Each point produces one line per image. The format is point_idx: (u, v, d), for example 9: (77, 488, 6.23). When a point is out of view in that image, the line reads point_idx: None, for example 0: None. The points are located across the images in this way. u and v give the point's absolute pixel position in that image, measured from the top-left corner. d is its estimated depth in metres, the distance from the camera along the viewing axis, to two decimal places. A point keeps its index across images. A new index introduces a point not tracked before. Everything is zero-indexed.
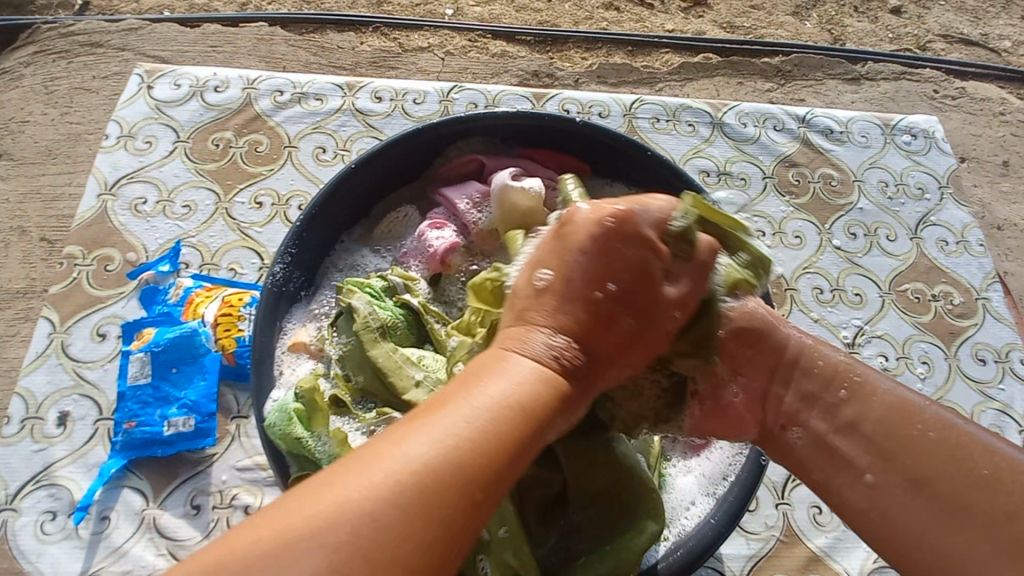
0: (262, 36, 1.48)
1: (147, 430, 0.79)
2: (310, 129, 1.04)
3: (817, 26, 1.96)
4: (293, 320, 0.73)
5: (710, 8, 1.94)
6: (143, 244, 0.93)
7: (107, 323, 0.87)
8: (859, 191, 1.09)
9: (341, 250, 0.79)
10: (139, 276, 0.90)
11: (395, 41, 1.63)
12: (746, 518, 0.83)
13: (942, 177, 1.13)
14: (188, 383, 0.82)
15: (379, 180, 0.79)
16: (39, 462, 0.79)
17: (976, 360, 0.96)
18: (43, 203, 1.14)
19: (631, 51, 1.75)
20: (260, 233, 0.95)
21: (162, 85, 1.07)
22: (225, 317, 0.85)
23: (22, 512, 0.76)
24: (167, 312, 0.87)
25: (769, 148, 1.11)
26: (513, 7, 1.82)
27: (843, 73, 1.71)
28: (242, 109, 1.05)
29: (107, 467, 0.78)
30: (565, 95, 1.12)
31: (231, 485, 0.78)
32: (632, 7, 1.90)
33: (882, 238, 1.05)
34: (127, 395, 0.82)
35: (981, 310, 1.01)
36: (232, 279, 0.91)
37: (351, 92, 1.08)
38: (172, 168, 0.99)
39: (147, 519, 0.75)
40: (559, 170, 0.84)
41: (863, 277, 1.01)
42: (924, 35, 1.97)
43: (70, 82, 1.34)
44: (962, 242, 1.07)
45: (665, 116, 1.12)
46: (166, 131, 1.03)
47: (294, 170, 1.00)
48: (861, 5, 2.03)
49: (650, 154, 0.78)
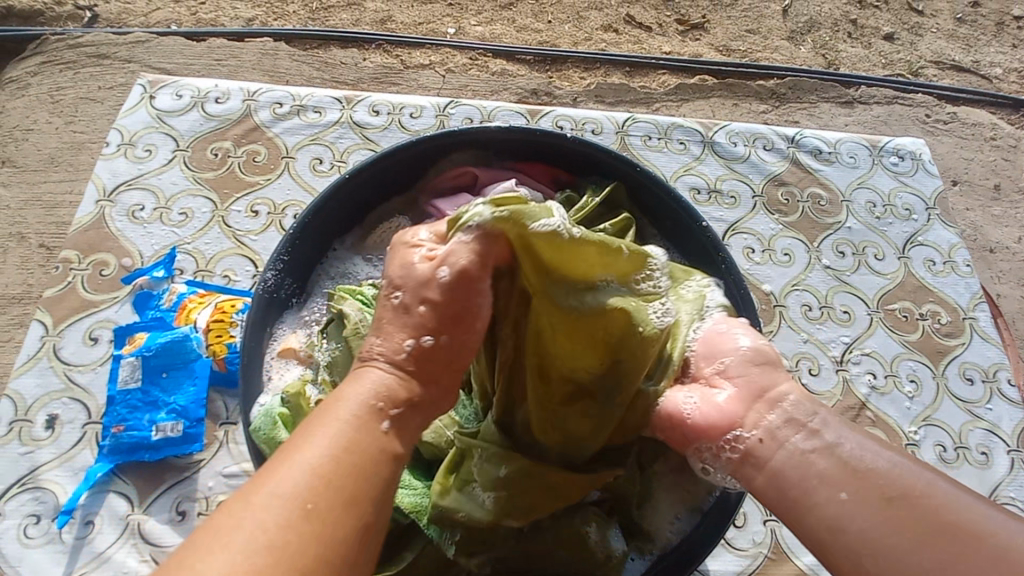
0: (266, 51, 1.51)
1: (135, 434, 0.79)
2: (308, 141, 1.06)
3: (811, 50, 2.00)
4: (283, 326, 0.74)
5: (707, 31, 1.99)
6: (139, 249, 0.94)
7: (100, 327, 0.88)
8: (847, 211, 1.11)
9: (333, 258, 0.80)
10: (134, 281, 0.91)
11: (398, 57, 1.66)
12: (733, 534, 0.83)
13: (929, 199, 1.15)
14: (178, 388, 0.82)
15: (371, 190, 0.80)
16: (25, 465, 0.78)
17: (963, 379, 0.96)
18: (41, 210, 1.15)
19: (629, 72, 1.78)
20: (255, 241, 0.96)
21: (165, 95, 1.09)
22: (217, 324, 0.86)
23: (5, 516, 0.75)
24: (160, 317, 0.87)
25: (758, 167, 1.13)
26: (514, 28, 1.87)
27: (836, 96, 1.74)
28: (242, 120, 1.07)
29: (93, 471, 0.78)
30: (558, 112, 1.14)
31: (218, 491, 0.78)
32: (631, 29, 1.94)
33: (870, 257, 1.06)
34: (116, 399, 0.82)
35: (968, 330, 1.02)
36: (226, 286, 0.92)
37: (350, 105, 1.10)
38: (171, 175, 1.01)
39: (130, 525, 0.75)
40: (551, 183, 0.85)
41: (850, 295, 1.02)
42: (916, 62, 2.02)
43: (74, 92, 1.36)
44: (948, 262, 1.09)
45: (656, 134, 1.14)
46: (166, 139, 1.04)
47: (292, 180, 1.02)
48: (854, 31, 2.08)
49: (639, 170, 0.80)
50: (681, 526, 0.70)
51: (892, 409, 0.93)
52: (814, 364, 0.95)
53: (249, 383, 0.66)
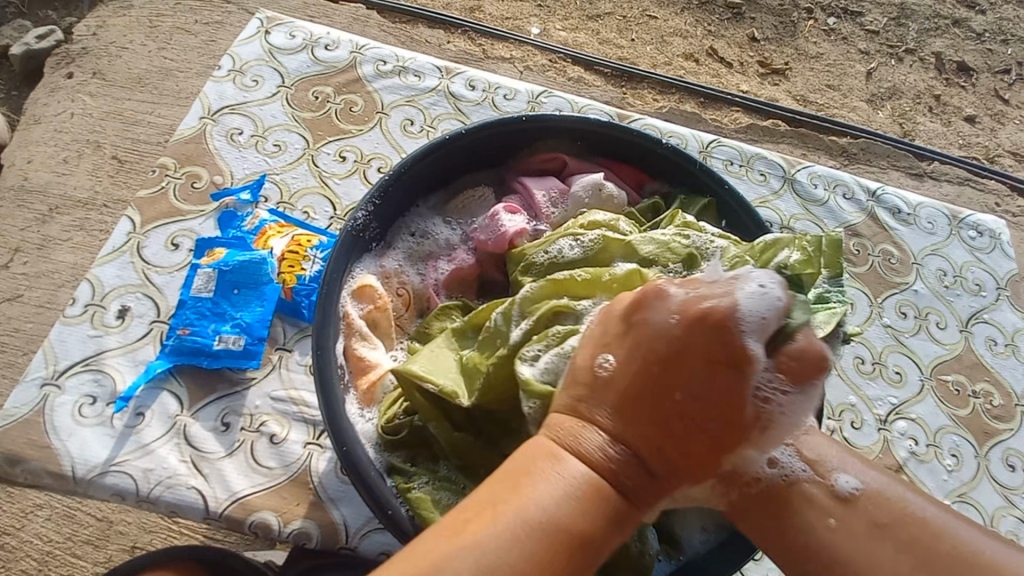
0: (358, 17, 1.56)
1: (198, 340, 0.83)
2: (403, 101, 1.09)
3: (889, 117, 1.98)
4: (360, 266, 0.76)
5: (787, 78, 1.98)
6: (230, 170, 0.98)
7: (182, 235, 0.92)
8: (917, 274, 1.09)
9: (416, 214, 0.81)
10: (221, 200, 0.95)
11: (480, 46, 1.69)
12: (750, 566, 0.85)
13: (1001, 279, 1.13)
14: (246, 306, 0.85)
15: (465, 157, 0.81)
16: (92, 347, 0.83)
17: (1005, 465, 0.94)
18: (124, 123, 1.20)
19: (703, 102, 1.78)
20: (338, 185, 0.99)
21: (278, 34, 1.14)
22: (291, 254, 0.89)
23: (65, 390, 0.80)
24: (240, 237, 0.91)
25: (835, 214, 1.12)
26: (597, 40, 1.89)
27: (908, 167, 1.71)
28: (346, 70, 1.11)
29: (153, 366, 0.81)
30: (647, 121, 1.15)
31: (263, 411, 0.81)
32: (712, 62, 1.95)
33: (932, 324, 1.05)
34: (187, 304, 0.85)
35: (1020, 417, 0.99)
36: (304, 221, 0.95)
37: (448, 76, 1.13)
38: (271, 108, 1.05)
39: (177, 425, 0.78)
40: (636, 186, 0.86)
41: (906, 357, 1.00)
42: (993, 148, 1.98)
43: (174, 21, 1.41)
44: (1010, 344, 1.06)
45: (739, 160, 1.14)
46: (273, 74, 1.08)
47: (381, 135, 1.05)
48: (936, 106, 2.05)
49: (727, 188, 0.80)
50: (712, 540, 0.69)
51: (929, 479, 0.91)
52: (857, 418, 0.94)
53: (326, 306, 0.68)
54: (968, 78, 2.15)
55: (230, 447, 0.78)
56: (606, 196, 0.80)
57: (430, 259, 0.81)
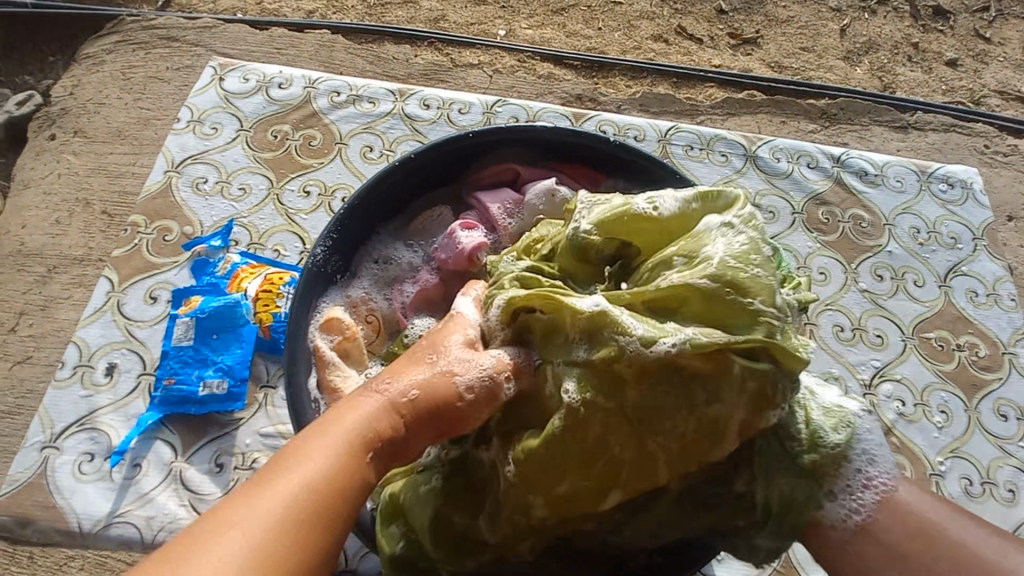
0: (324, 43, 1.57)
1: (184, 388, 0.85)
2: (361, 129, 1.11)
3: (867, 72, 1.96)
4: (327, 299, 0.78)
5: (759, 47, 1.97)
6: (199, 219, 1.01)
7: (158, 288, 0.95)
8: (889, 235, 1.09)
9: (376, 241, 0.83)
10: (193, 248, 0.98)
11: (447, 55, 1.70)
12: None
13: (977, 230, 1.12)
14: (226, 349, 0.88)
15: (417, 180, 0.83)
16: (84, 407, 0.86)
17: (997, 416, 0.94)
18: (106, 178, 1.23)
19: (676, 82, 1.77)
20: (305, 220, 1.01)
21: (233, 78, 1.16)
22: (265, 293, 0.91)
23: (63, 451, 0.83)
24: (214, 282, 0.94)
25: (801, 185, 1.12)
26: (564, 33, 1.90)
27: (890, 121, 1.69)
28: (302, 106, 1.13)
29: (144, 418, 0.84)
30: (604, 117, 1.16)
31: (254, 449, 0.83)
32: (681, 40, 1.95)
33: (910, 283, 1.04)
34: (170, 354, 0.88)
35: (1007, 365, 0.99)
36: (275, 259, 0.98)
37: (403, 98, 1.15)
38: (233, 153, 1.07)
39: (172, 471, 0.81)
40: (589, 187, 0.87)
41: (886, 319, 1.00)
42: (978, 90, 1.95)
43: (145, 71, 1.44)
44: (992, 294, 1.06)
45: (699, 145, 1.15)
46: (232, 119, 1.11)
47: (343, 165, 1.07)
48: (915, 55, 2.02)
49: (678, 179, 0.81)
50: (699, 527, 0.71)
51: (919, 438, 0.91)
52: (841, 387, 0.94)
53: (293, 346, 0.73)
54: (945, 21, 2.12)
55: (225, 487, 0.81)
56: (559, 201, 0.81)
57: (396, 283, 0.83)
